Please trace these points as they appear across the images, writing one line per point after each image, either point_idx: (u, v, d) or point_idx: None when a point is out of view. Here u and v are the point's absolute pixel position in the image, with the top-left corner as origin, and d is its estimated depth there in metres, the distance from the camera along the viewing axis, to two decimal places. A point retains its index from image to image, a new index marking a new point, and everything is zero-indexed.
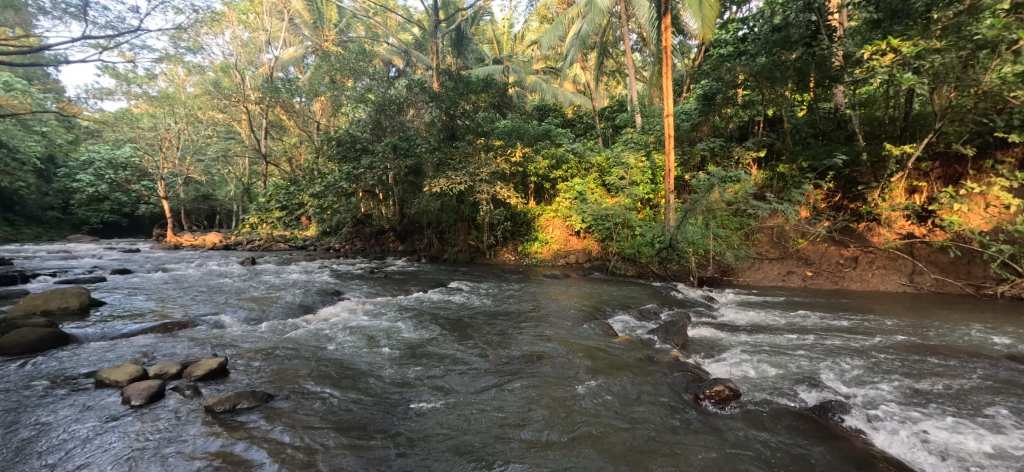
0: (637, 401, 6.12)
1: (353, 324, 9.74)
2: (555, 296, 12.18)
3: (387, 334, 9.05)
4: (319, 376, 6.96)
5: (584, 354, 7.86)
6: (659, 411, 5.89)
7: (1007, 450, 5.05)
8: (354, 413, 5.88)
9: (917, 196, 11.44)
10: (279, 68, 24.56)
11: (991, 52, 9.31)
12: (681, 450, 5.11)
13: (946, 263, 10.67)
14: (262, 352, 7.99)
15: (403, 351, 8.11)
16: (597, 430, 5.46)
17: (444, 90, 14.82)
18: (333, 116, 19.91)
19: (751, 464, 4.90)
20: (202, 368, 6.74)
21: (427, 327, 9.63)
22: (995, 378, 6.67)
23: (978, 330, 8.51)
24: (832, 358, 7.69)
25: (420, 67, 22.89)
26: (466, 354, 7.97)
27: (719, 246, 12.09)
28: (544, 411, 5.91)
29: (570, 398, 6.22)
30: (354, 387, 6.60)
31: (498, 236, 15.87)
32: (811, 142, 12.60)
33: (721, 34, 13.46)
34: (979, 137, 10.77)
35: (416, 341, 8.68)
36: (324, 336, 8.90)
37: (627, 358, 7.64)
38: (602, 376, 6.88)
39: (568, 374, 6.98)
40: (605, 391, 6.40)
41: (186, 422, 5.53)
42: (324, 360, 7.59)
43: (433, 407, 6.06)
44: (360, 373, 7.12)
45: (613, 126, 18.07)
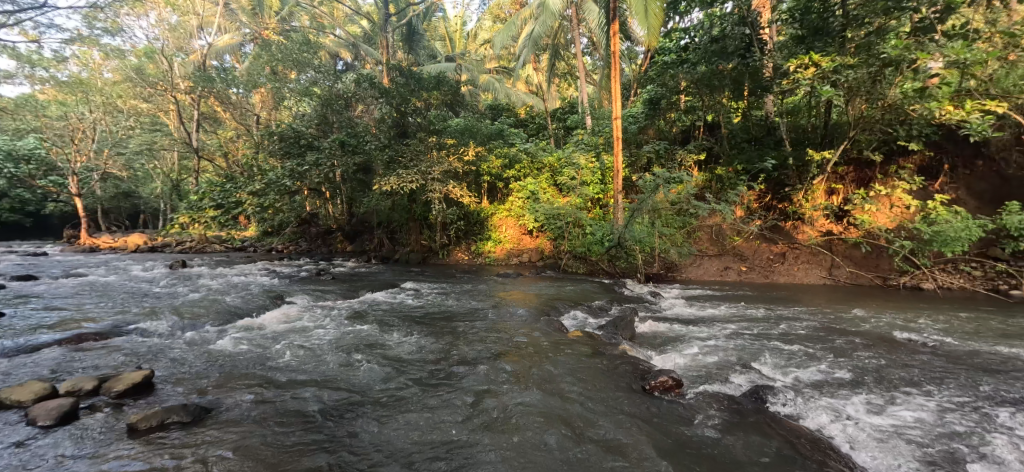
0: (595, 397, 6.31)
1: (301, 329, 9.30)
2: (508, 295, 12.28)
3: (338, 339, 8.72)
4: (268, 386, 6.59)
5: (542, 352, 7.97)
6: (616, 404, 6.11)
7: (909, 417, 5.76)
8: (308, 422, 5.64)
9: (835, 197, 12.66)
10: (214, 56, 23.00)
11: (896, 70, 10.52)
12: (638, 439, 5.32)
13: (860, 257, 11.89)
14: (200, 362, 7.45)
15: (357, 355, 7.86)
16: (557, 425, 5.59)
17: (394, 86, 14.44)
18: (275, 109, 18.83)
19: (695, 443, 5.28)
20: (123, 383, 6.17)
21: (381, 330, 9.37)
22: (901, 358, 7.59)
23: (885, 317, 9.61)
24: (769, 345, 8.39)
25: (370, 61, 22.21)
26: (424, 356, 7.87)
27: (663, 244, 12.75)
28: (503, 407, 5.99)
29: (528, 394, 6.36)
30: (306, 396, 6.30)
31: (451, 236, 15.73)
32: (744, 147, 13.63)
33: (665, 42, 13.98)
34: (886, 144, 12.05)
35: (371, 345, 8.43)
36: (269, 342, 8.42)
37: (583, 353, 7.92)
38: (558, 371, 7.10)
39: (527, 371, 7.08)
40: (563, 388, 6.53)
41: (108, 445, 5.05)
42: (270, 369, 7.21)
43: (391, 410, 5.98)
44: (313, 380, 6.82)
45: (565, 127, 18.52)
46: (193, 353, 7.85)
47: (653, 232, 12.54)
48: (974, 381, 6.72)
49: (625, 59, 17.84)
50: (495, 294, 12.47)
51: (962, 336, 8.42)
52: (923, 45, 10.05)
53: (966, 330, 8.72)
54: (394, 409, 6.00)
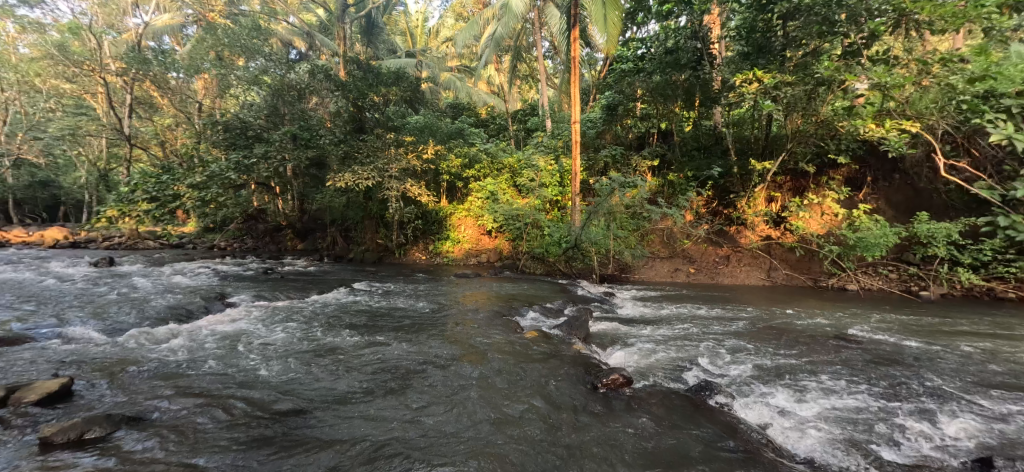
0: (553, 395, 6.43)
1: (247, 332, 8.79)
2: (466, 295, 12.26)
3: (288, 342, 8.33)
4: (214, 393, 6.19)
5: (503, 352, 8.02)
6: (574, 403, 6.22)
7: (833, 407, 6.33)
8: (257, 430, 5.37)
9: (773, 204, 13.59)
10: (152, 36, 21.59)
11: (828, 89, 11.47)
12: (594, 436, 5.48)
13: (794, 260, 12.79)
14: (133, 367, 6.91)
15: (310, 358, 7.54)
16: (518, 425, 5.64)
17: (350, 80, 14.01)
18: (219, 97, 17.70)
19: (648, 437, 5.51)
20: (37, 392, 5.61)
21: (336, 332, 9.03)
22: (828, 352, 8.37)
23: (817, 316, 10.40)
24: (713, 338, 9.16)
25: (325, 51, 21.36)
26: (383, 357, 7.70)
27: (618, 246, 13.18)
28: (462, 408, 5.99)
29: (489, 394, 6.37)
30: (259, 404, 5.98)
31: (408, 235, 15.47)
32: (694, 155, 14.38)
33: (623, 51, 14.40)
34: (819, 157, 13.15)
35: (326, 347, 8.12)
36: (211, 346, 7.92)
37: (543, 353, 8.05)
38: (518, 371, 7.15)
39: (488, 372, 7.08)
40: (523, 388, 6.61)
41: (24, 461, 4.59)
42: (213, 374, 6.78)
43: (347, 414, 5.81)
44: (265, 386, 6.47)
45: (525, 128, 18.69)
46: (126, 358, 7.25)
47: (608, 234, 12.94)
48: (892, 373, 7.42)
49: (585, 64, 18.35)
50: (450, 295, 12.37)
51: (878, 332, 9.35)
52: (851, 68, 11.06)
53: (884, 327, 9.62)
54: (353, 414, 5.82)
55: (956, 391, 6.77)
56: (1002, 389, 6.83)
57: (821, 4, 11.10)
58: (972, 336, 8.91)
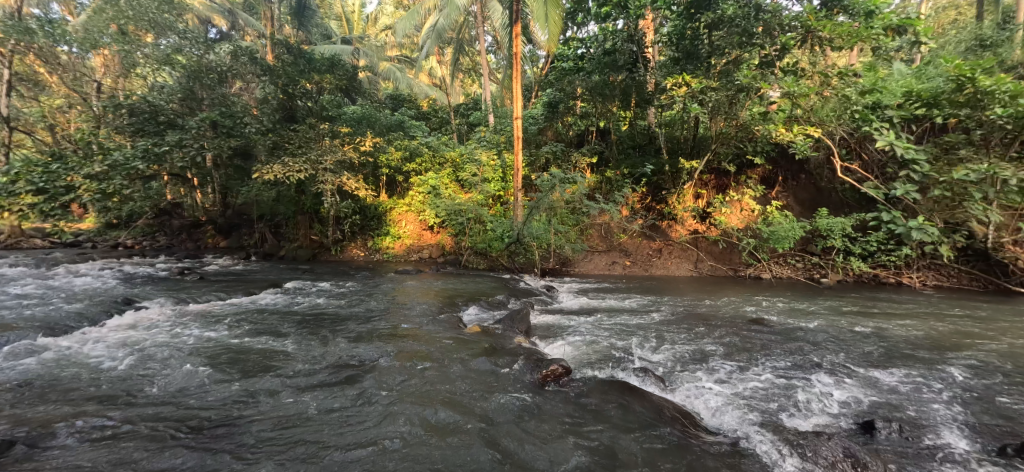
0: (506, 389, 6.45)
1: (164, 338, 7.96)
2: (406, 292, 11.98)
3: (214, 347, 7.66)
4: (132, 408, 5.61)
5: (454, 347, 7.96)
6: (524, 398, 6.24)
7: (758, 385, 6.96)
8: (189, 445, 4.96)
9: (700, 200, 14.49)
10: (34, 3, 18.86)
11: (747, 95, 12.50)
12: (547, 429, 5.56)
13: (719, 252, 13.76)
14: (29, 383, 6.07)
15: (243, 364, 7.02)
16: (472, 421, 5.61)
17: (280, 65, 13.40)
18: (122, 76, 15.73)
19: (599, 425, 5.71)
20: None
21: (270, 335, 8.43)
22: (746, 333, 9.34)
23: (739, 305, 11.26)
24: (645, 324, 9.96)
25: (251, 32, 19.97)
26: (326, 359, 7.33)
27: (559, 240, 13.44)
28: (415, 405, 5.87)
29: (442, 392, 6.28)
30: (189, 418, 5.48)
31: (345, 231, 14.89)
32: (630, 154, 15.08)
33: (563, 49, 14.73)
34: (738, 158, 14.19)
35: (258, 351, 7.56)
36: (122, 355, 7.10)
37: (493, 347, 8.12)
38: (469, 367, 7.11)
39: (440, 370, 6.96)
40: (476, 383, 6.57)
41: None
42: (129, 387, 6.12)
43: (291, 420, 5.51)
44: (194, 398, 5.93)
45: (467, 123, 18.51)
46: (17, 374, 6.34)
47: (549, 230, 13.22)
48: (806, 353, 8.26)
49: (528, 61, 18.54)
50: (389, 293, 11.93)
51: (789, 316, 10.40)
52: (765, 77, 12.21)
53: (793, 311, 10.72)
54: (302, 421, 5.50)
55: (850, 367, 7.68)
56: (891, 362, 7.83)
57: (742, 16, 12.03)
58: (862, 317, 10.14)
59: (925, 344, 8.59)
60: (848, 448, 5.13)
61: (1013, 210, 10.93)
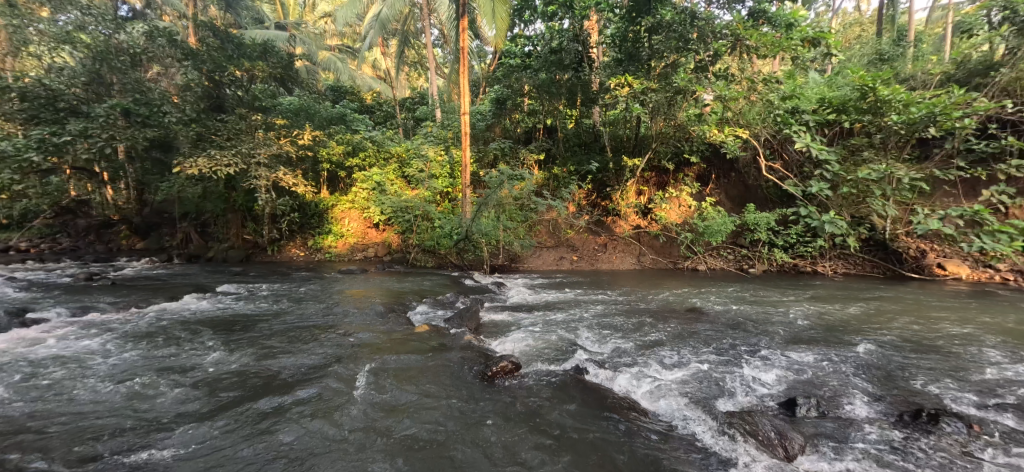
0: (465, 389, 6.42)
1: (79, 349, 7.22)
2: (349, 292, 11.49)
3: (141, 357, 7.03)
4: (52, 430, 5.11)
5: (409, 348, 7.81)
6: (484, 397, 6.26)
7: (700, 371, 7.40)
8: (126, 465, 4.63)
9: (642, 197, 15.13)
10: None
11: (685, 97, 13.13)
12: (508, 425, 5.60)
13: (659, 246, 14.38)
14: None
15: (178, 373, 6.54)
16: (433, 423, 5.57)
17: (205, 49, 12.84)
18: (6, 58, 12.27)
19: (556, 418, 5.82)
20: None
21: (204, 342, 7.82)
22: (690, 321, 9.94)
23: (678, 296, 11.89)
24: (598, 317, 10.24)
25: (173, 13, 18.43)
26: (272, 365, 6.97)
27: (507, 237, 13.45)
28: (373, 409, 5.77)
29: (399, 393, 6.19)
30: (126, 437, 5.06)
31: (283, 229, 14.47)
32: (576, 151, 15.43)
33: (510, 46, 14.47)
34: (676, 157, 14.90)
35: (195, 359, 7.06)
36: (30, 372, 6.38)
37: (450, 345, 8.08)
38: (426, 368, 7.00)
39: (396, 372, 6.80)
40: (434, 383, 6.51)
41: None
42: (44, 407, 5.57)
43: (241, 430, 5.27)
44: (128, 415, 5.48)
45: (414, 118, 18.31)
46: None
47: (498, 227, 13.17)
48: (741, 338, 8.94)
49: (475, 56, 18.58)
50: (330, 295, 11.30)
51: (723, 304, 11.16)
52: (700, 81, 12.87)
53: (724, 299, 11.61)
54: (253, 430, 5.28)
55: (776, 349, 8.38)
56: (814, 344, 8.62)
57: (679, 22, 12.55)
58: (781, 304, 11.05)
59: (839, 325, 9.60)
60: (774, 425, 5.55)
61: (906, 205, 12.12)
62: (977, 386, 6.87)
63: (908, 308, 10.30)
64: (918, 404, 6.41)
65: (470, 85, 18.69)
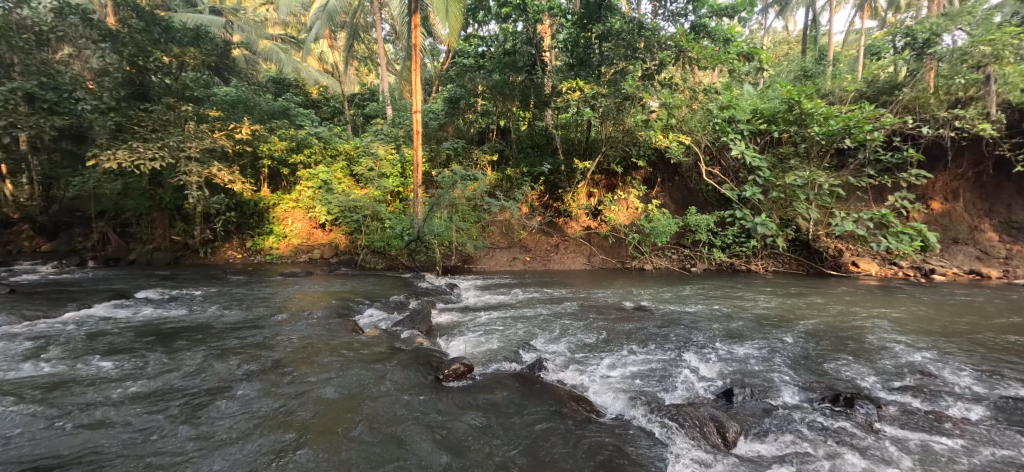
0: (426, 391, 6.36)
1: None
2: (291, 296, 10.92)
3: (61, 371, 6.41)
4: None
5: (365, 352, 7.60)
6: (444, 399, 6.21)
7: (651, 365, 7.76)
8: None
9: (592, 199, 15.57)
10: None
11: (632, 103, 13.57)
12: (471, 427, 5.59)
13: (608, 246, 14.91)
14: None
15: (109, 386, 6.03)
16: (394, 426, 5.48)
17: (126, 30, 11.68)
18: None
19: (516, 417, 5.86)
20: None
21: (135, 351, 7.22)
22: (641, 319, 10.39)
23: (626, 294, 12.34)
24: (554, 317, 10.42)
25: None
26: (216, 374, 6.57)
27: (460, 237, 13.31)
28: (330, 415, 5.61)
29: (355, 398, 6.03)
30: (49, 458, 4.62)
31: (218, 230, 13.64)
32: (529, 153, 15.62)
33: (464, 45, 14.42)
34: (625, 161, 15.44)
35: (127, 370, 6.55)
36: None
37: (407, 348, 7.92)
38: (383, 372, 6.83)
39: (352, 377, 6.61)
40: (393, 387, 6.39)
41: None
42: None
43: (187, 443, 4.97)
44: (55, 432, 5.02)
45: (363, 115, 17.97)
46: None
47: (450, 227, 12.98)
48: (689, 334, 9.44)
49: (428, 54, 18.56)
50: (270, 299, 10.62)
51: (668, 302, 11.74)
52: (647, 88, 13.37)
53: (669, 296, 12.24)
54: (200, 442, 4.99)
55: (717, 344, 8.88)
56: (752, 337, 9.27)
57: (627, 31, 13.00)
58: (720, 300, 11.80)
59: (772, 318, 10.43)
60: (711, 414, 5.87)
61: (827, 209, 13.23)
62: (891, 368, 7.66)
63: (826, 302, 11.34)
64: (842, 387, 7.06)
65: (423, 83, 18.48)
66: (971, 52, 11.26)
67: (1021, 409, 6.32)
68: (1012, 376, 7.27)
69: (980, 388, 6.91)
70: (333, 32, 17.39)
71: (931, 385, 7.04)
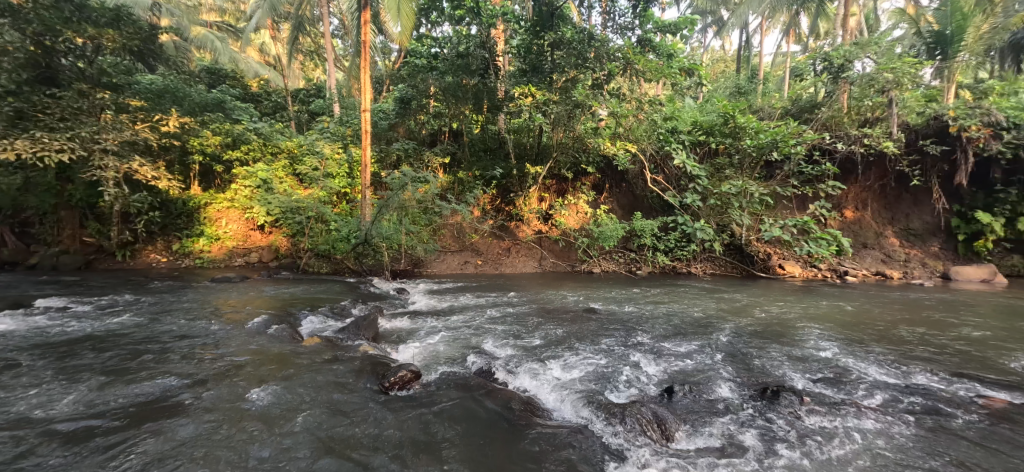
0: (375, 402, 6.18)
1: None
2: (222, 302, 10.15)
3: None
4: None
5: (308, 362, 7.22)
6: (394, 409, 6.05)
7: (598, 366, 7.95)
8: None
9: (543, 204, 15.82)
10: None
11: (582, 111, 13.94)
12: (423, 438, 5.49)
13: (559, 250, 15.23)
14: None
15: (14, 413, 5.40)
16: (342, 442, 5.29)
17: (29, 5, 10.35)
18: None
19: (467, 424, 5.80)
20: None
21: (43, 369, 6.48)
22: (593, 320, 10.67)
23: (575, 297, 12.59)
24: (508, 320, 10.45)
25: None
26: (142, 391, 6.05)
27: (411, 241, 12.97)
28: (271, 434, 5.33)
29: (301, 413, 5.75)
30: None
31: (140, 231, 12.52)
32: (481, 156, 15.60)
33: (416, 45, 14.22)
34: (575, 166, 15.83)
35: (36, 391, 5.88)
36: None
37: (355, 356, 7.63)
38: (328, 384, 6.53)
39: (293, 391, 6.27)
40: (340, 400, 6.13)
41: None
42: None
43: None
44: None
45: (308, 111, 17.28)
46: None
47: (400, 230, 12.59)
48: (638, 334, 9.82)
49: (379, 52, 18.29)
50: (201, 306, 9.79)
51: (616, 304, 12.15)
52: (596, 97, 13.79)
53: (616, 297, 12.69)
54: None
55: (659, 342, 9.29)
56: (697, 335, 9.81)
57: (578, 41, 13.23)
58: (664, 301, 12.40)
59: (712, 317, 11.11)
60: (653, 412, 6.08)
61: (758, 216, 14.26)
62: (813, 360, 8.34)
63: (756, 302, 12.27)
64: (771, 380, 7.59)
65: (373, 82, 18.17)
66: (877, 78, 12.59)
67: (920, 393, 7.00)
68: (911, 364, 8.14)
69: (888, 377, 7.60)
70: (276, 23, 16.60)
71: (847, 375, 7.70)
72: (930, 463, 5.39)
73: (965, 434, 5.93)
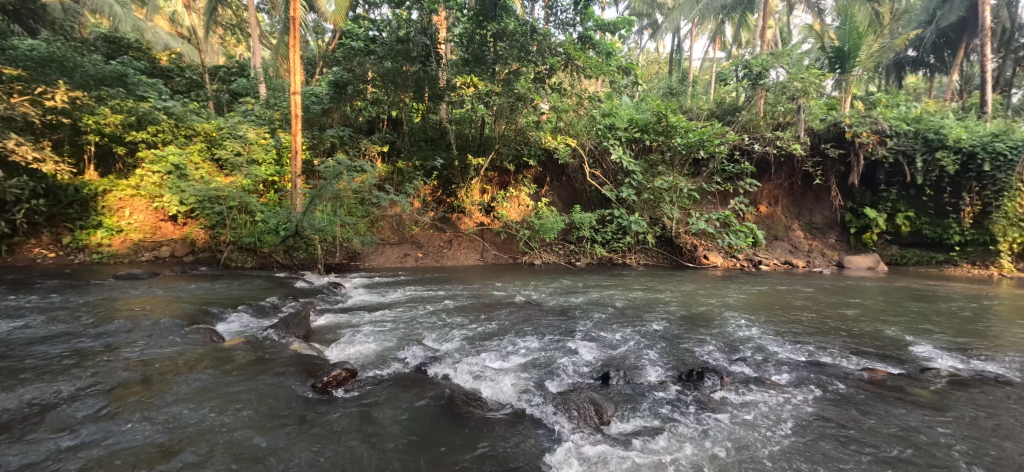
0: (312, 402, 5.79)
1: None
2: (123, 300, 9.02)
3: None
4: None
5: (232, 364, 6.59)
6: (331, 409, 5.67)
7: (540, 356, 8.02)
8: None
9: (484, 195, 15.72)
10: None
11: (524, 105, 14.00)
12: (364, 435, 5.20)
13: (500, 242, 15.28)
14: None
15: None
16: (274, 444, 4.89)
17: None
18: None
19: (411, 421, 5.57)
20: None
21: None
22: (537, 311, 10.81)
23: (517, 289, 12.64)
24: (453, 314, 10.26)
25: None
26: (35, 402, 5.29)
27: (346, 233, 12.20)
28: (195, 439, 4.84)
29: (230, 416, 5.29)
30: None
31: (20, 222, 10.77)
32: (422, 146, 15.22)
33: (352, 26, 13.40)
34: (517, 159, 15.94)
35: None
36: None
37: (288, 355, 7.11)
38: (259, 384, 6.04)
39: (217, 393, 5.73)
40: (272, 401, 5.69)
41: None
42: None
43: None
44: None
45: (229, 91, 15.84)
46: None
47: (334, 222, 11.73)
48: (583, 323, 10.09)
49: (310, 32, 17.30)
50: (102, 306, 8.64)
51: (558, 295, 12.37)
52: (538, 90, 13.87)
53: (556, 288, 12.94)
54: None
55: (602, 330, 9.61)
56: (637, 322, 10.31)
57: (521, 33, 12.80)
58: (601, 290, 12.93)
59: (647, 304, 11.77)
60: (592, 398, 6.23)
61: (686, 210, 15.19)
62: (739, 341, 9.08)
63: (683, 289, 13.16)
64: (706, 362, 8.09)
65: (304, 63, 17.15)
66: (788, 86, 13.91)
67: (827, 367, 7.81)
68: (821, 342, 9.01)
69: (804, 356, 8.32)
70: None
71: (771, 355, 8.35)
72: (842, 427, 5.97)
73: (868, 399, 6.70)
